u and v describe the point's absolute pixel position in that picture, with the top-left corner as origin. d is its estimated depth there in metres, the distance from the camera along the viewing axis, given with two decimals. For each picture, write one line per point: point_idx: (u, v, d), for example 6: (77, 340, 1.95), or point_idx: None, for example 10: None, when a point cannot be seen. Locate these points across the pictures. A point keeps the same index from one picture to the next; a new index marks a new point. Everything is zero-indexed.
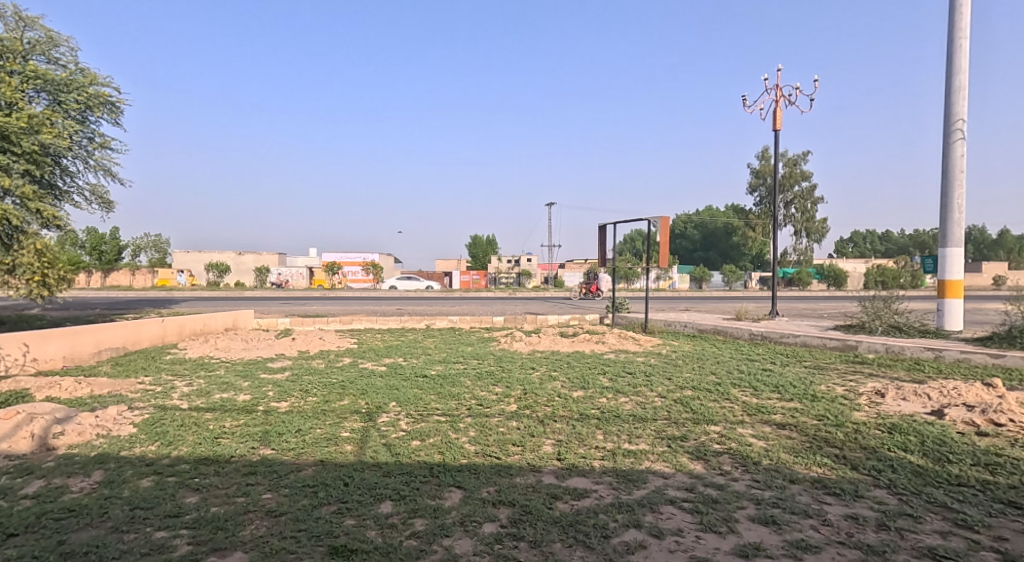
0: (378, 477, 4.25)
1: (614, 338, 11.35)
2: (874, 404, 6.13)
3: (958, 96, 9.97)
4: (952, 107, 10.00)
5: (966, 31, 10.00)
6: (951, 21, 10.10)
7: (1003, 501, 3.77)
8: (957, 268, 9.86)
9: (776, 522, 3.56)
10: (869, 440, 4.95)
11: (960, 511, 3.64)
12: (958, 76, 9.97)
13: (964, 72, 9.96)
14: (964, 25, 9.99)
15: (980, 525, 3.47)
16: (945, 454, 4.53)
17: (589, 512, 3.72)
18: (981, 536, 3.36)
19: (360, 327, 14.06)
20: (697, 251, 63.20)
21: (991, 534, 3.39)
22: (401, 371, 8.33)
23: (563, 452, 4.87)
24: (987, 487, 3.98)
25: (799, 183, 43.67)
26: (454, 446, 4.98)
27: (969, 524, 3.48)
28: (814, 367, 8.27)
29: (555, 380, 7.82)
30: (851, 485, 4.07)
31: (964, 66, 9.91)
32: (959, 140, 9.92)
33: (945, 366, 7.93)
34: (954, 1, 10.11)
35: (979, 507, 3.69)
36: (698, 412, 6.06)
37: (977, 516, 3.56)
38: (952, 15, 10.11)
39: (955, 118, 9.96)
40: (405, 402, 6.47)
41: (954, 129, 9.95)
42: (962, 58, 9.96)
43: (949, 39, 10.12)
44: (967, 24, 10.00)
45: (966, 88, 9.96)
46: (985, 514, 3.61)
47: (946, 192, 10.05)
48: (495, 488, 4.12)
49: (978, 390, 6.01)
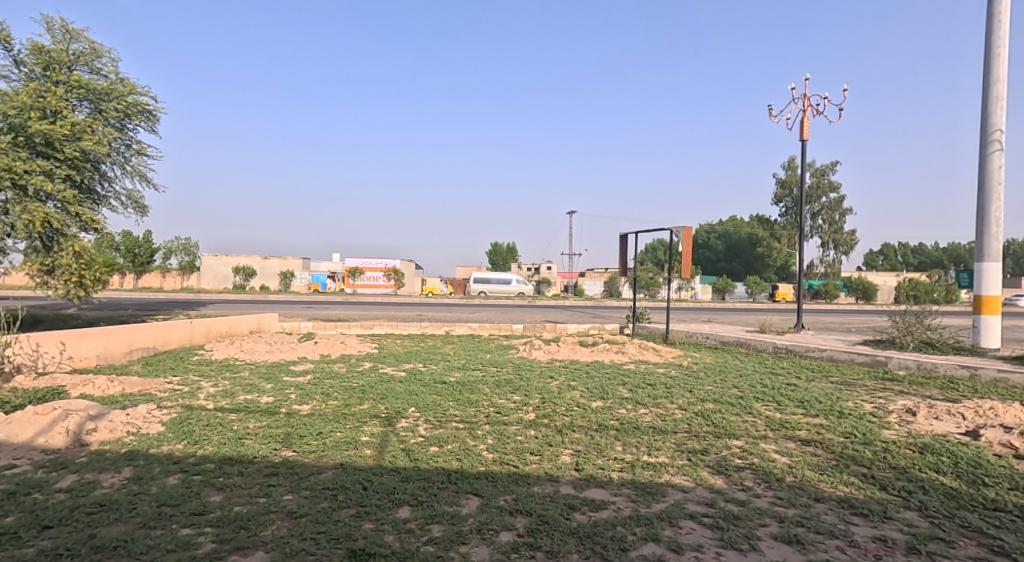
0: (396, 482, 4.27)
1: (635, 348, 11.27)
2: (904, 422, 5.98)
3: (996, 106, 9.73)
4: (990, 117, 9.77)
5: (1005, 39, 9.77)
6: (990, 30, 9.89)
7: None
8: (995, 284, 9.61)
9: (801, 541, 3.49)
10: (899, 459, 4.83)
11: (997, 537, 3.51)
12: (997, 86, 9.73)
13: (1002, 81, 9.73)
14: (1003, 34, 9.77)
15: (1018, 552, 3.35)
16: (980, 477, 4.39)
17: (607, 523, 3.69)
18: None
19: (381, 332, 14.15)
20: (721, 261, 62.36)
21: None
22: (421, 377, 8.37)
23: (582, 463, 4.84)
24: None
25: (827, 194, 43.07)
26: (472, 453, 4.98)
27: (1007, 550, 3.36)
28: (841, 383, 8.06)
29: (574, 390, 7.77)
30: (880, 505, 3.97)
31: (1002, 76, 9.69)
32: (997, 152, 9.68)
33: (980, 385, 7.69)
34: (992, 10, 9.90)
35: (1017, 533, 3.57)
36: (720, 426, 5.97)
37: (1015, 543, 3.43)
38: (991, 22, 9.88)
39: (992, 128, 9.73)
40: (424, 408, 6.50)
41: (993, 139, 9.71)
42: (1000, 67, 9.74)
43: (988, 48, 9.89)
44: (1006, 32, 9.77)
45: (1004, 98, 9.71)
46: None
47: (983, 205, 9.79)
48: (513, 497, 4.11)
49: (1016, 412, 5.84)
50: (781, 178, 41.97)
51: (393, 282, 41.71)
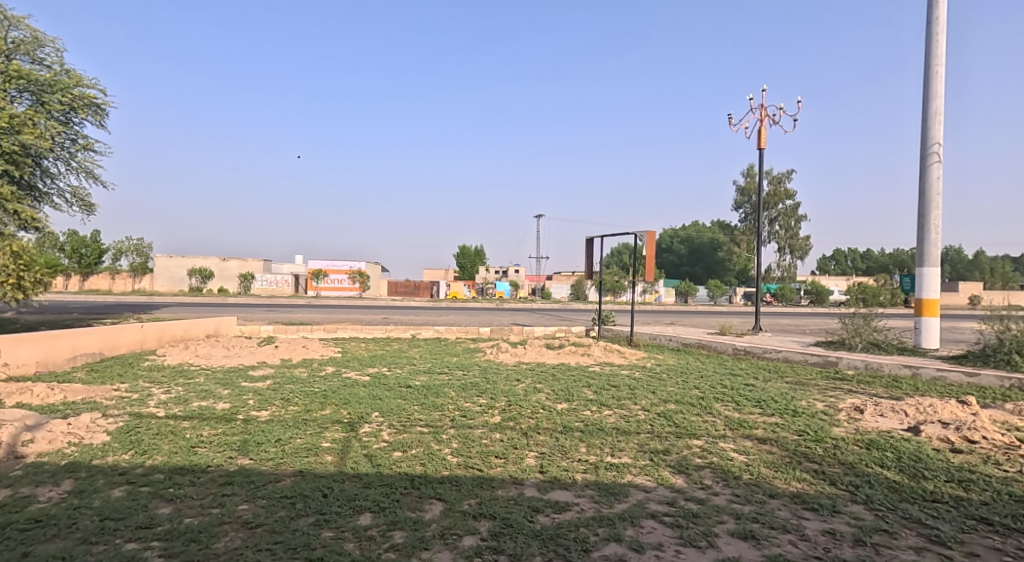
0: (358, 489, 4.20)
1: (600, 350, 11.39)
2: (852, 420, 6.19)
3: (935, 121, 10.19)
4: (929, 131, 10.22)
5: (943, 58, 10.26)
6: (928, 48, 10.36)
7: (978, 517, 3.80)
8: (934, 288, 10.05)
9: (755, 537, 3.58)
10: (848, 455, 5.00)
11: (934, 527, 3.67)
12: (934, 102, 10.22)
13: (939, 98, 10.21)
14: (940, 52, 10.25)
15: (953, 541, 3.50)
16: (920, 471, 4.58)
17: (571, 525, 3.71)
18: (954, 553, 3.39)
19: (345, 335, 13.93)
20: (683, 265, 63.50)
21: (963, 551, 3.42)
22: (385, 381, 8.25)
23: (546, 465, 4.86)
24: (960, 503, 4.02)
25: (784, 201, 44.44)
26: (436, 458, 4.95)
27: (943, 539, 3.51)
28: (795, 383, 8.30)
29: (539, 392, 7.81)
30: (829, 500, 4.10)
31: (940, 92, 10.17)
32: (935, 163, 10.13)
33: (921, 384, 8.01)
34: (930, 29, 10.39)
35: (953, 523, 3.73)
36: (680, 426, 6.09)
37: (951, 532, 3.59)
38: (929, 42, 10.37)
39: (931, 141, 10.17)
40: (388, 412, 6.43)
41: (932, 151, 10.17)
42: (938, 84, 10.22)
43: (926, 65, 10.37)
44: (943, 51, 10.26)
45: (942, 113, 10.19)
46: (958, 530, 3.64)
47: (923, 213, 10.23)
48: (477, 501, 4.09)
49: (953, 408, 6.12)
50: (740, 186, 43.12)
51: (357, 285, 41.12)
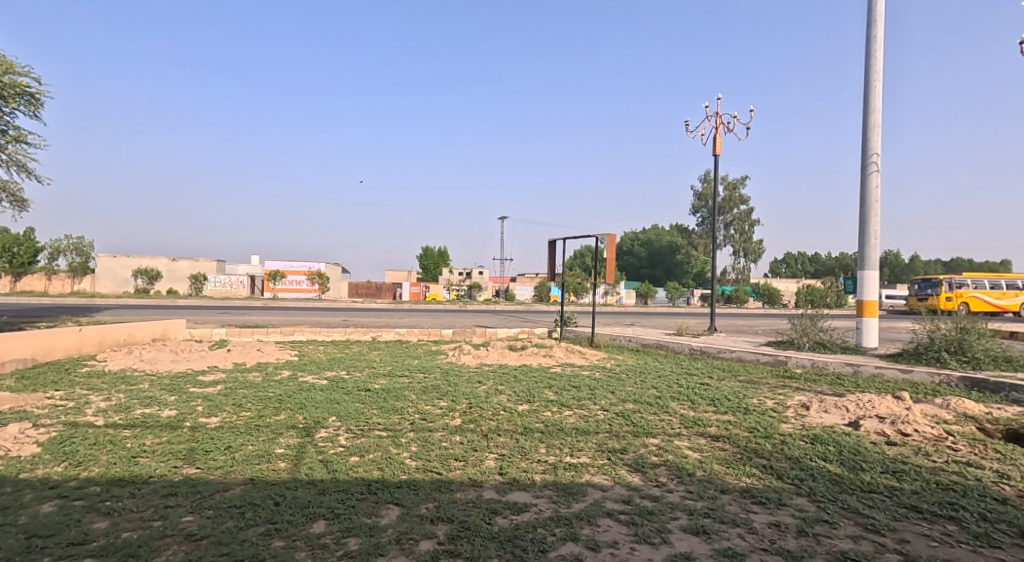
0: (311, 495, 4.10)
1: (562, 351, 11.46)
2: (799, 416, 6.40)
3: (874, 133, 10.63)
4: (868, 142, 10.67)
5: (880, 73, 10.73)
6: (867, 64, 10.82)
7: (909, 506, 3.97)
8: (873, 290, 10.48)
9: (706, 531, 3.65)
10: (793, 450, 5.17)
11: (870, 516, 3.82)
12: (873, 116, 10.66)
13: (878, 111, 10.67)
14: (878, 68, 10.71)
15: (887, 529, 3.64)
16: (859, 463, 4.77)
17: (528, 526, 3.71)
18: (887, 539, 3.53)
19: (302, 338, 13.60)
20: (643, 268, 64.55)
21: (896, 537, 3.56)
22: (343, 385, 8.09)
23: (505, 467, 4.84)
24: (894, 492, 4.20)
25: (738, 206, 45.75)
26: (394, 462, 4.87)
27: (877, 527, 3.65)
28: (747, 381, 8.54)
29: (501, 394, 7.79)
30: (776, 493, 4.22)
31: (878, 106, 10.63)
32: (874, 173, 10.59)
33: (862, 380, 8.36)
34: (868, 46, 10.86)
35: (887, 511, 3.89)
36: (638, 425, 6.18)
37: (885, 520, 3.74)
38: (867, 59, 10.83)
39: (870, 152, 10.62)
40: (346, 417, 6.30)
41: (870, 162, 10.62)
42: (876, 98, 10.68)
43: (865, 80, 10.83)
44: (880, 68, 10.73)
45: (880, 125, 10.65)
46: (891, 518, 3.80)
47: (863, 220, 10.66)
48: (435, 504, 4.04)
49: (889, 403, 6.40)
50: (697, 191, 44.20)
51: (315, 286, 40.32)
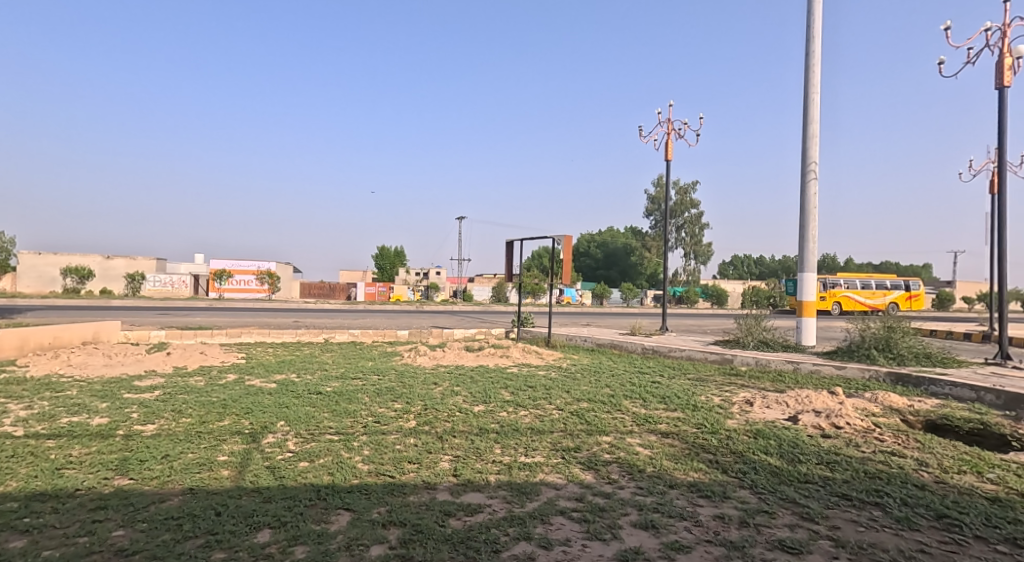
0: (256, 504, 3.97)
1: (518, 352, 11.48)
2: (743, 412, 6.60)
3: (812, 143, 11.07)
4: (806, 151, 11.12)
5: (818, 87, 11.18)
6: (806, 78, 11.27)
7: (841, 494, 4.14)
8: (811, 291, 10.91)
9: (655, 526, 3.71)
10: (738, 444, 5.32)
11: (805, 505, 3.96)
12: (811, 126, 11.11)
13: (816, 122, 11.12)
14: (815, 81, 11.17)
15: (820, 517, 3.79)
16: (796, 455, 4.95)
17: (481, 526, 3.69)
18: (820, 526, 3.67)
19: (249, 340, 13.18)
20: (599, 269, 65.41)
21: (828, 524, 3.70)
22: (293, 388, 7.87)
23: (460, 468, 4.80)
24: (829, 482, 4.37)
25: (690, 209, 46.94)
26: (345, 466, 4.76)
27: (812, 516, 3.79)
28: (696, 379, 8.75)
29: (457, 395, 7.73)
30: (721, 487, 4.34)
31: (815, 117, 11.07)
32: (812, 181, 11.03)
33: (801, 377, 8.70)
34: (807, 60, 11.30)
35: (821, 500, 4.04)
36: (592, 424, 6.24)
37: (819, 509, 3.89)
38: (806, 72, 11.28)
39: (808, 161, 11.07)
40: (295, 421, 6.13)
41: (809, 170, 11.06)
42: (814, 110, 11.13)
43: (803, 93, 11.27)
44: (818, 81, 11.19)
45: (818, 136, 11.10)
46: (824, 506, 3.95)
47: (802, 226, 11.10)
48: (386, 508, 3.97)
49: (825, 398, 6.68)
50: (651, 195, 45.11)
51: (264, 287, 39.20)
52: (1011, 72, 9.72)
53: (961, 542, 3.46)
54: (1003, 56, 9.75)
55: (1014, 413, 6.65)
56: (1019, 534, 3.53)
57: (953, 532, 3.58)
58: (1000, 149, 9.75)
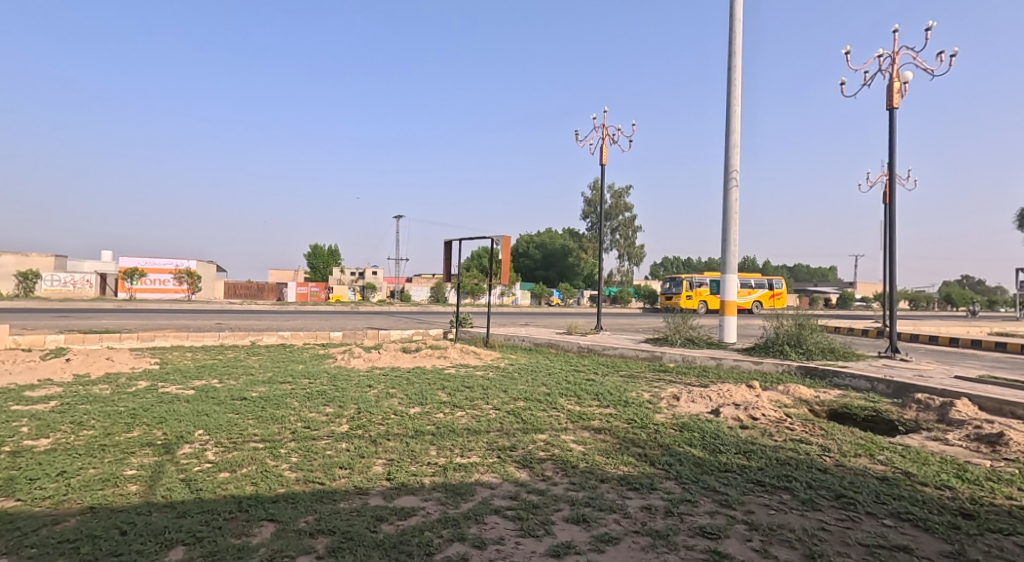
0: (168, 520, 3.72)
1: (456, 352, 11.38)
2: (671, 406, 6.80)
3: (733, 153, 11.56)
4: (728, 160, 11.59)
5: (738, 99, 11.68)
6: (728, 90, 11.76)
7: (755, 480, 4.33)
8: (732, 290, 11.39)
9: (586, 519, 3.74)
10: (665, 437, 5.47)
11: (724, 493, 4.11)
12: (732, 136, 11.60)
13: (736, 133, 11.61)
14: (736, 94, 11.67)
15: (737, 503, 3.93)
16: (717, 446, 5.14)
17: (414, 530, 3.60)
18: (737, 512, 3.81)
19: (164, 344, 12.43)
20: (537, 269, 66.03)
21: (744, 509, 3.85)
22: (214, 394, 7.46)
23: (394, 472, 4.69)
24: (746, 470, 4.56)
25: (624, 212, 48.13)
26: (270, 475, 4.55)
27: (730, 502, 3.93)
28: (628, 377, 8.95)
29: (391, 398, 7.56)
30: (648, 479, 4.43)
31: (736, 128, 11.57)
32: (733, 188, 11.52)
33: (723, 371, 9.07)
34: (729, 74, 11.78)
35: (738, 487, 4.20)
36: (528, 422, 6.25)
37: (736, 495, 4.04)
38: (728, 85, 11.77)
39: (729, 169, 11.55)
40: (214, 429, 5.81)
41: (730, 178, 11.54)
42: (735, 121, 11.62)
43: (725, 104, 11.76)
44: (739, 94, 11.69)
45: (738, 146, 11.60)
46: (742, 493, 4.11)
47: (724, 231, 11.57)
48: (315, 517, 3.81)
49: (744, 391, 6.99)
50: (588, 197, 45.93)
51: (184, 286, 37.20)
52: (898, 95, 10.48)
53: (856, 519, 3.68)
54: (892, 80, 10.51)
55: (902, 401, 7.18)
56: (903, 508, 3.80)
57: (850, 510, 3.81)
58: (891, 165, 10.53)
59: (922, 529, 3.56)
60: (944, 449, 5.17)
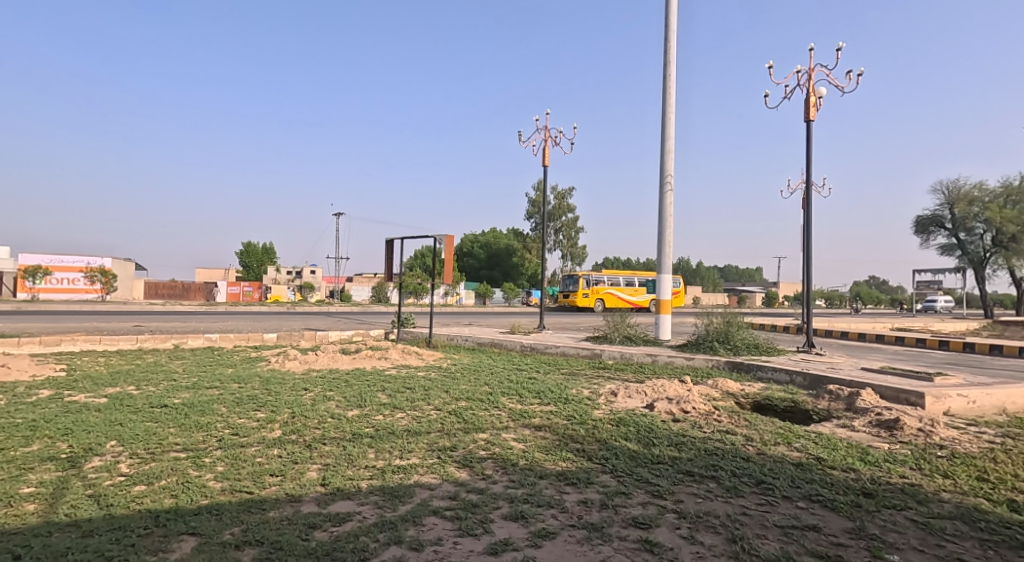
0: (72, 540, 3.49)
1: (397, 353, 11.22)
2: (608, 402, 6.95)
3: (668, 158, 11.93)
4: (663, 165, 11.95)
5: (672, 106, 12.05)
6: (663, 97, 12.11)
7: (685, 471, 4.48)
8: (667, 289, 11.75)
9: (524, 516, 3.76)
10: (602, 432, 5.58)
11: (656, 484, 4.23)
12: (667, 142, 11.96)
13: (671, 138, 11.98)
14: (671, 101, 12.03)
15: (668, 493, 4.05)
16: (651, 439, 5.29)
17: (349, 536, 3.52)
18: (668, 502, 3.93)
19: (72, 349, 11.63)
20: (482, 269, 66.03)
21: (674, 499, 3.98)
22: (130, 402, 7.04)
23: (329, 477, 4.56)
24: (676, 461, 4.71)
25: (568, 214, 48.78)
26: (192, 486, 4.34)
27: (661, 493, 4.05)
28: (569, 374, 9.08)
29: (329, 401, 7.37)
30: (585, 473, 4.51)
31: (670, 134, 11.94)
32: (668, 192, 11.88)
33: (659, 367, 9.35)
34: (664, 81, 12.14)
35: (670, 478, 4.33)
36: (469, 422, 6.23)
37: (667, 486, 4.17)
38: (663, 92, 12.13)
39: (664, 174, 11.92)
40: (129, 440, 5.49)
41: (665, 182, 11.90)
42: (669, 128, 11.99)
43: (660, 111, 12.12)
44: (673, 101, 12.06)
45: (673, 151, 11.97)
46: (673, 483, 4.24)
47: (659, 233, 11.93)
48: (241, 528, 3.66)
49: (677, 386, 7.22)
50: (531, 198, 46.29)
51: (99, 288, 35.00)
52: (814, 109, 11.10)
53: (773, 502, 3.87)
54: (809, 95, 11.12)
55: (815, 391, 7.61)
56: (815, 491, 4.03)
57: (768, 495, 4.00)
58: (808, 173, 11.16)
59: (829, 509, 3.78)
60: (850, 435, 5.53)
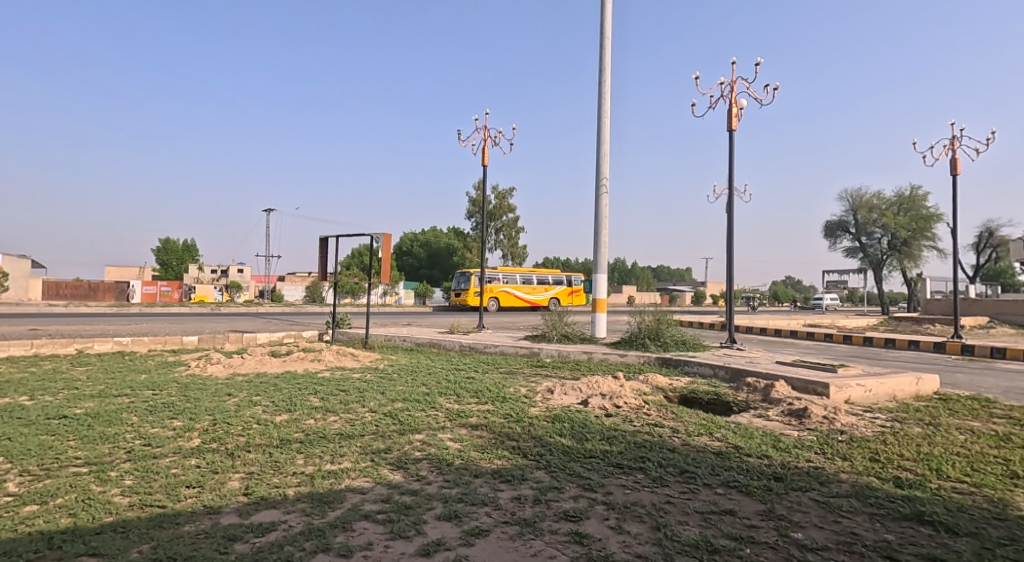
0: None
1: (331, 354, 10.92)
2: (545, 399, 7.02)
3: (603, 161, 12.17)
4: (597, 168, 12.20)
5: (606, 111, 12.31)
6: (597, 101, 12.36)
7: (615, 464, 4.58)
8: (602, 289, 12.00)
9: (457, 515, 3.74)
10: (538, 429, 5.63)
11: (587, 478, 4.30)
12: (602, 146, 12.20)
13: (605, 142, 12.24)
14: (604, 106, 12.29)
15: (599, 486, 4.13)
16: (584, 434, 5.37)
17: (273, 546, 3.38)
18: (599, 494, 4.00)
19: None
20: (422, 269, 65.32)
21: (604, 491, 4.05)
22: (24, 414, 6.50)
23: (253, 486, 4.37)
24: (608, 454, 4.81)
25: (508, 214, 48.97)
26: (95, 503, 4.05)
27: (592, 486, 4.12)
28: (506, 373, 9.10)
29: (255, 406, 7.07)
30: (520, 470, 4.53)
31: (605, 138, 12.20)
32: (603, 194, 12.13)
33: (594, 365, 9.53)
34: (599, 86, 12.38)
35: (601, 471, 4.42)
36: (404, 423, 6.13)
37: (598, 479, 4.24)
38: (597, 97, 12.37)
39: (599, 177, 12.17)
40: (22, 456, 5.06)
41: (600, 185, 12.14)
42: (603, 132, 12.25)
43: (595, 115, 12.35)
44: (607, 106, 12.32)
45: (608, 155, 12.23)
46: (604, 476, 4.32)
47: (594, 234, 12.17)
48: (151, 545, 3.45)
49: (610, 382, 7.38)
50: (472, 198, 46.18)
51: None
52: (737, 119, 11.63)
53: (695, 490, 4.01)
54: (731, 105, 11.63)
55: (736, 383, 7.97)
56: (733, 477, 4.21)
57: (690, 483, 4.15)
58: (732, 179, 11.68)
59: (744, 494, 3.96)
60: (767, 424, 5.83)
